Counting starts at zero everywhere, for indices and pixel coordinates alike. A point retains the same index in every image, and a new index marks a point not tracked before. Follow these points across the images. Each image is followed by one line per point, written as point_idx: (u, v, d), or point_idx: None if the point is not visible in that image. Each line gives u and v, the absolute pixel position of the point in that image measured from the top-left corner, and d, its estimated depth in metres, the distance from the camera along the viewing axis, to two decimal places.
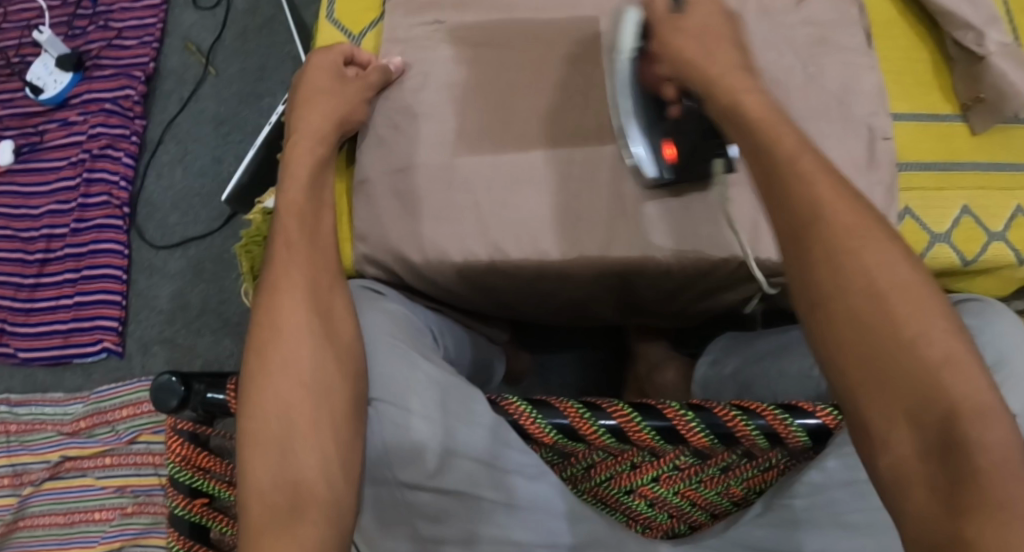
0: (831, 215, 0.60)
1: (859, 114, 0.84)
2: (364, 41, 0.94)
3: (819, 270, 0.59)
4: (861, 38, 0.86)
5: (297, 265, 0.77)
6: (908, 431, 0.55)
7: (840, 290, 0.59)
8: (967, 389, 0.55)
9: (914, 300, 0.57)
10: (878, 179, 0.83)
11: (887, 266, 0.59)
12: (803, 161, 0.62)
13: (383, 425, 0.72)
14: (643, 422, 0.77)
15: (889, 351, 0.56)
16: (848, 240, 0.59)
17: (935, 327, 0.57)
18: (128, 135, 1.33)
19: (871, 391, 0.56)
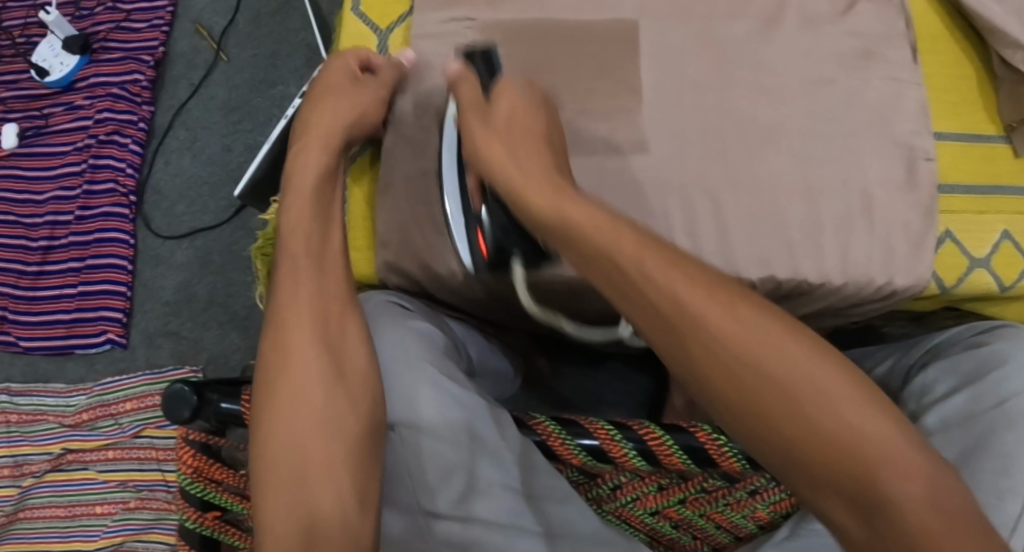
0: (704, 315, 0.58)
1: (901, 131, 0.81)
2: (393, 38, 0.89)
3: (707, 369, 0.58)
4: (907, 52, 0.83)
5: (304, 290, 0.72)
6: (841, 505, 0.55)
7: (730, 382, 0.57)
8: (884, 454, 0.55)
9: (810, 375, 0.57)
10: (917, 201, 0.80)
11: (777, 355, 0.57)
12: (650, 267, 0.60)
13: (405, 450, 0.70)
14: (673, 444, 0.75)
15: (803, 433, 0.56)
16: (726, 338, 0.58)
17: (839, 400, 0.56)
18: (136, 121, 1.29)
19: (798, 471, 0.56)
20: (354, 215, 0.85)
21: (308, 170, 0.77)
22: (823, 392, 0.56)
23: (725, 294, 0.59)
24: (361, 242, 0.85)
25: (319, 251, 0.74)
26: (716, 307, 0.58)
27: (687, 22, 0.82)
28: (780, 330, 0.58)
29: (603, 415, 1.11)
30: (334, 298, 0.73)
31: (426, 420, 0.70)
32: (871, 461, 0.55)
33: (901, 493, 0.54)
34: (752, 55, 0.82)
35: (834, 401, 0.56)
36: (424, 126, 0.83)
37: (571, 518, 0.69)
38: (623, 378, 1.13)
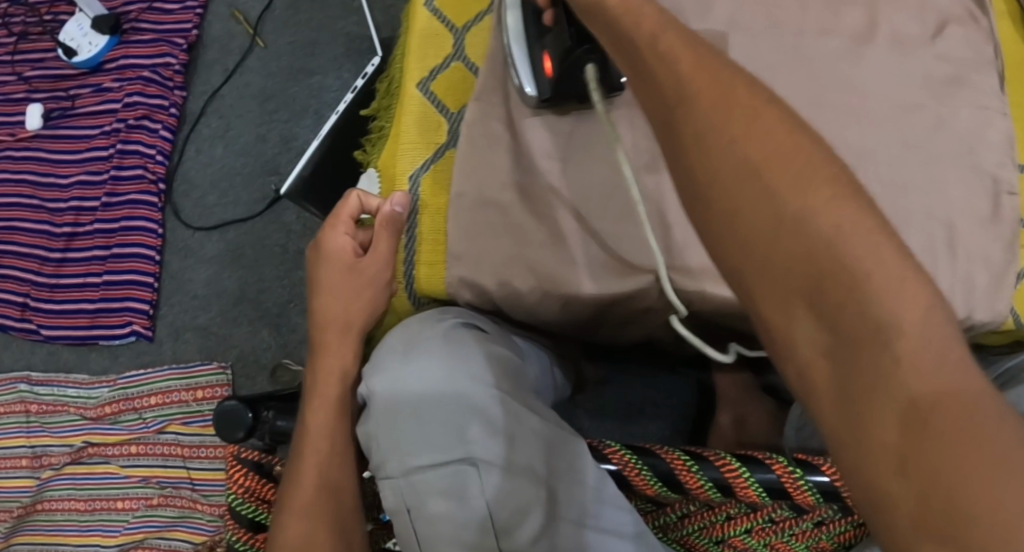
0: (697, 90, 0.54)
1: (987, 163, 0.79)
2: (468, 38, 0.87)
3: (687, 151, 0.54)
4: (994, 79, 0.81)
5: (312, 493, 0.68)
6: (807, 317, 0.49)
7: (707, 162, 0.53)
8: (865, 262, 0.48)
9: (796, 162, 0.51)
10: (1000, 234, 0.78)
11: (762, 137, 0.52)
12: (663, 43, 0.57)
13: (458, 480, 0.66)
14: (750, 478, 0.73)
15: (770, 224, 0.50)
16: (712, 114, 0.53)
17: (819, 196, 0.50)
18: (167, 106, 1.25)
19: (760, 275, 0.50)
20: (430, 231, 0.81)
21: (331, 377, 0.75)
22: (807, 187, 0.50)
23: (734, 81, 0.54)
24: (437, 256, 0.81)
25: (340, 456, 0.71)
26: (714, 86, 0.54)
27: (780, 35, 0.81)
28: (771, 114, 0.53)
29: (647, 425, 1.11)
30: (338, 487, 0.70)
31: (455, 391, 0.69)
32: (847, 268, 0.48)
33: (881, 304, 0.47)
34: (841, 74, 0.80)
35: (817, 194, 0.50)
36: (499, 123, 0.81)
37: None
38: (668, 391, 1.12)
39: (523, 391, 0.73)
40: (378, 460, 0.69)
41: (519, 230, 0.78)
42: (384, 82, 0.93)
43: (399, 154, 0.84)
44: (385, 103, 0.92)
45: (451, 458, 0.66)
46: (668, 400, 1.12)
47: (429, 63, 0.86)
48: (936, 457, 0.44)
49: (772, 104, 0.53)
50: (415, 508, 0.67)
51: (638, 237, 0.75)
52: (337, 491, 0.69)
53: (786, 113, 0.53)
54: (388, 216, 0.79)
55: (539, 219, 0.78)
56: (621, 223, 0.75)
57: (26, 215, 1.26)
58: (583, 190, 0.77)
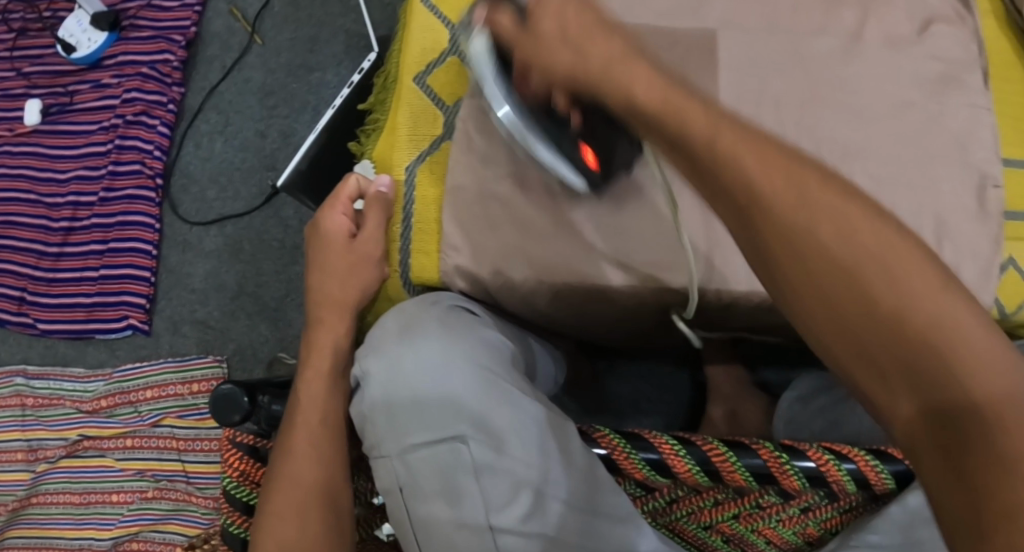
0: (772, 194, 0.55)
1: (976, 158, 0.80)
2: (464, 33, 0.87)
3: (771, 253, 0.55)
4: (982, 77, 0.82)
5: (305, 462, 0.70)
6: (906, 395, 0.51)
7: (795, 265, 0.54)
8: (961, 346, 0.51)
9: (887, 261, 0.53)
10: (987, 230, 0.79)
11: (850, 236, 0.54)
12: (722, 144, 0.56)
13: (450, 457, 0.68)
14: (737, 462, 0.76)
15: (868, 318, 0.52)
16: (799, 219, 0.54)
17: (914, 289, 0.52)
18: (165, 102, 1.26)
19: (848, 336, 0.53)
20: (423, 221, 0.82)
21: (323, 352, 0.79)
22: (898, 280, 0.52)
23: (806, 176, 0.55)
24: (431, 245, 0.82)
25: (333, 430, 0.73)
26: (790, 192, 0.55)
27: (771, 33, 0.83)
28: (817, 180, 0.56)
29: (641, 419, 1.12)
30: (330, 461, 0.72)
31: (451, 372, 0.71)
32: (945, 351, 0.51)
33: (974, 381, 0.50)
34: (833, 74, 0.81)
35: (908, 285, 0.52)
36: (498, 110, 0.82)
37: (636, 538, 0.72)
38: (663, 387, 1.13)
39: (519, 376, 0.75)
40: (373, 440, 0.72)
41: (520, 221, 0.79)
42: (380, 77, 0.94)
43: (395, 147, 0.85)
44: (380, 97, 0.93)
45: (445, 435, 0.68)
46: (661, 396, 1.13)
47: (425, 57, 0.87)
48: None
49: (856, 202, 0.55)
50: (407, 486, 0.69)
51: (647, 238, 0.78)
52: (329, 463, 0.72)
53: (873, 211, 0.55)
54: (376, 197, 0.83)
55: (539, 210, 0.79)
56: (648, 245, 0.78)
57: (24, 210, 1.26)
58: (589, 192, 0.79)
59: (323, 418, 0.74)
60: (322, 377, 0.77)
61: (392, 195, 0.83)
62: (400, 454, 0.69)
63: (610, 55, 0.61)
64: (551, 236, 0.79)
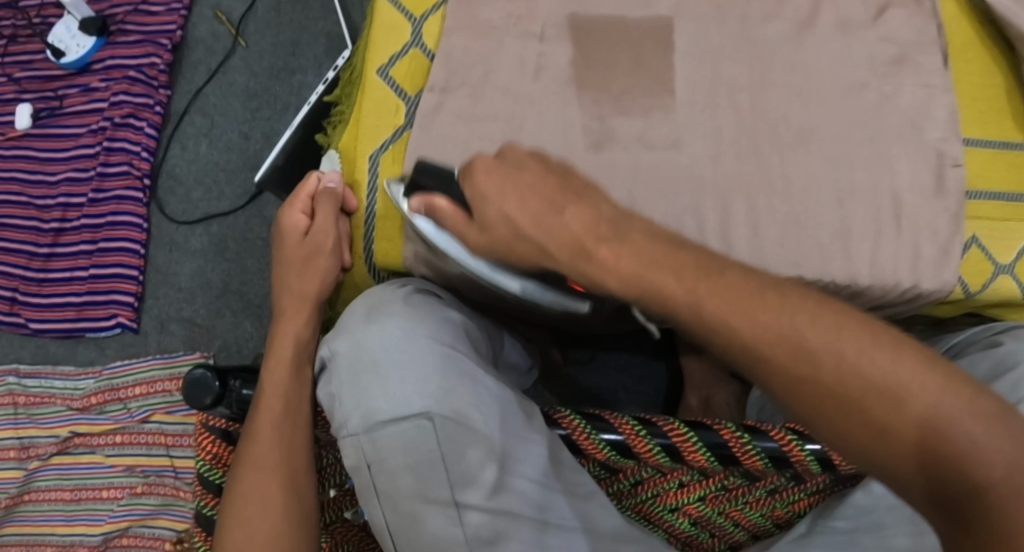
0: (770, 349, 0.60)
1: (931, 138, 0.81)
2: (427, 27, 0.88)
3: (777, 384, 0.61)
4: (940, 58, 0.83)
5: (269, 448, 0.74)
6: (921, 487, 0.57)
7: (805, 402, 0.60)
8: (965, 442, 0.56)
9: (889, 383, 0.58)
10: (945, 208, 0.80)
11: (840, 356, 0.59)
12: (709, 308, 0.62)
13: (417, 436, 0.69)
14: (698, 442, 0.77)
15: (882, 435, 0.58)
16: (799, 364, 0.60)
17: (920, 400, 0.57)
18: (152, 105, 1.29)
19: (849, 436, 0.59)
20: (386, 208, 0.84)
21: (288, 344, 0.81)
22: (902, 395, 0.58)
23: (796, 310, 0.61)
24: (393, 231, 0.84)
25: (293, 415, 0.76)
26: (785, 341, 0.60)
27: (728, 23, 0.84)
28: (794, 301, 0.61)
29: (622, 409, 1.17)
30: (294, 444, 0.75)
31: (415, 353, 0.71)
32: (954, 452, 0.56)
33: (978, 474, 0.55)
34: (789, 61, 0.83)
35: (911, 394, 0.57)
36: (460, 97, 0.83)
37: (597, 515, 0.73)
38: (641, 377, 1.18)
39: (479, 355, 0.76)
40: (340, 419, 0.71)
41: None
42: (347, 71, 0.96)
43: (359, 137, 0.86)
44: (347, 91, 0.95)
45: (409, 413, 0.69)
46: (638, 384, 1.17)
47: (389, 50, 0.88)
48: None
49: (854, 326, 0.60)
50: (375, 464, 0.70)
51: None
52: (291, 447, 0.75)
53: (871, 334, 0.59)
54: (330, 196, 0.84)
55: None
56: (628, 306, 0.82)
57: (14, 212, 1.29)
58: None
59: (285, 407, 0.76)
60: (287, 364, 0.79)
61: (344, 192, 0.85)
62: (365, 436, 0.70)
63: (581, 225, 0.67)
64: None
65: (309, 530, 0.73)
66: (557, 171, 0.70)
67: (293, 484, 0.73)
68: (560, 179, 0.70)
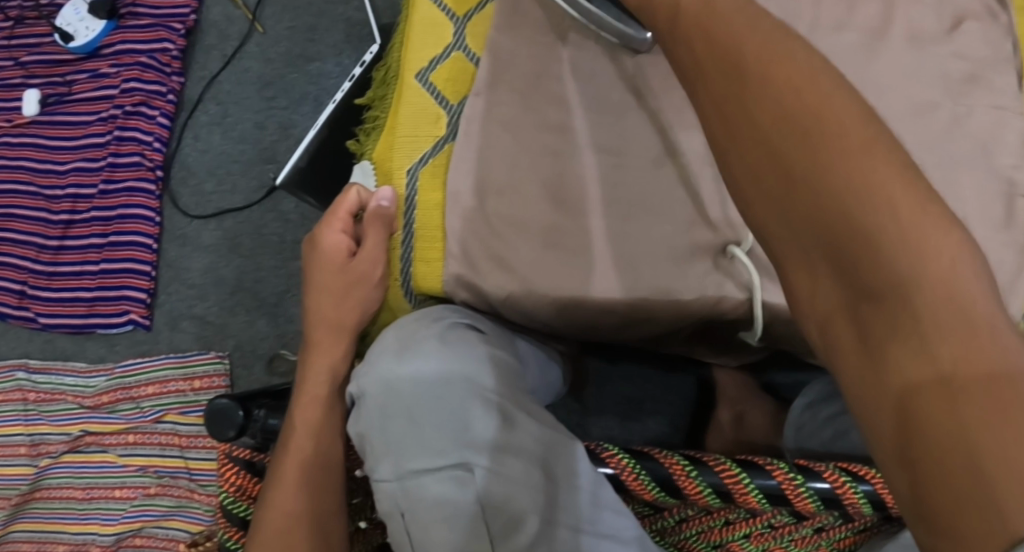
0: (709, 66, 0.60)
1: (1001, 165, 0.77)
2: (470, 28, 0.84)
3: (715, 121, 0.59)
4: (1011, 79, 0.79)
5: (296, 490, 0.70)
6: (827, 271, 0.54)
7: (733, 135, 0.58)
8: (882, 220, 0.52)
9: (812, 128, 0.55)
10: (1013, 240, 0.76)
11: (776, 92, 0.56)
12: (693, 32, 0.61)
13: (448, 485, 0.64)
14: (750, 483, 0.72)
15: (792, 195, 0.55)
16: (733, 85, 0.58)
17: (839, 161, 0.53)
18: (164, 92, 1.24)
19: (764, 194, 0.57)
20: (426, 227, 0.79)
21: (321, 381, 0.78)
22: (822, 140, 0.54)
23: (761, 38, 0.58)
24: (434, 253, 0.79)
25: (321, 457, 0.73)
26: (733, 66, 0.58)
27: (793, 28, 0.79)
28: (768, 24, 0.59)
29: (647, 420, 1.14)
30: (322, 484, 0.72)
31: (445, 385, 0.67)
32: (868, 236, 0.52)
33: (899, 268, 0.51)
34: (858, 71, 0.77)
35: (832, 152, 0.54)
36: (504, 111, 0.79)
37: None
38: (667, 387, 1.15)
39: (521, 394, 0.71)
40: (371, 462, 0.67)
41: (535, 222, 0.77)
42: (379, 71, 0.92)
43: (396, 147, 0.81)
44: (380, 93, 0.90)
45: (444, 463, 0.64)
46: (666, 395, 1.15)
47: (428, 53, 0.84)
48: (956, 415, 0.47)
49: (804, 59, 0.57)
50: (408, 512, 0.65)
51: (664, 243, 0.77)
52: (319, 487, 0.71)
53: (817, 78, 0.56)
54: (376, 212, 0.79)
55: (548, 205, 0.78)
56: (684, 109, 0.79)
57: (23, 202, 1.25)
58: (604, 159, 0.79)
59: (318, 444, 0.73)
60: (320, 400, 0.77)
61: (393, 209, 0.80)
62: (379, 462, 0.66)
63: None
64: (556, 239, 0.77)
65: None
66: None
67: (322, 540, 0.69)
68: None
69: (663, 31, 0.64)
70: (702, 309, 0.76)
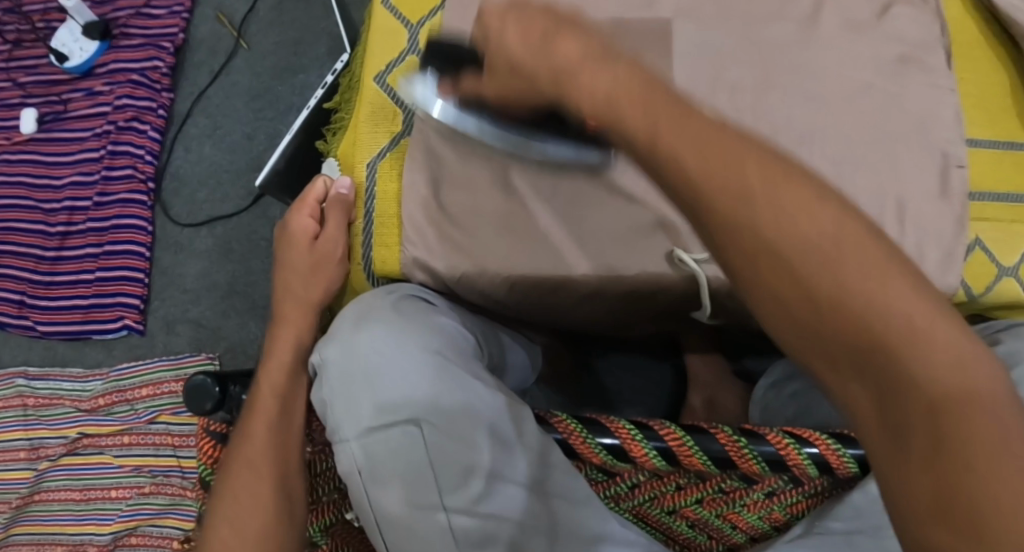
0: (706, 185, 0.54)
1: (937, 140, 0.80)
2: (423, 34, 0.88)
3: (718, 238, 0.54)
4: (943, 57, 0.82)
5: (263, 447, 0.75)
6: (857, 380, 0.51)
7: (742, 251, 0.53)
8: (904, 323, 0.50)
9: (826, 243, 0.52)
10: (948, 211, 0.79)
11: (779, 207, 0.53)
12: (663, 139, 0.55)
13: (404, 442, 0.68)
14: (695, 446, 0.75)
15: (813, 307, 0.52)
16: (735, 204, 0.53)
17: (854, 272, 0.51)
18: (155, 108, 1.30)
19: (781, 307, 0.53)
20: (384, 215, 0.84)
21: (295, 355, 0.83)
22: (837, 259, 0.52)
23: (742, 159, 0.54)
24: (392, 239, 0.83)
25: (286, 428, 0.77)
26: (728, 186, 0.53)
27: (728, 22, 0.83)
28: (731, 134, 0.55)
29: (625, 409, 1.15)
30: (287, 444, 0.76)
31: (409, 378, 0.70)
32: (897, 344, 0.50)
33: (925, 369, 0.50)
34: (789, 58, 0.82)
35: (851, 269, 0.51)
36: None
37: (590, 520, 0.71)
38: (646, 377, 1.17)
39: (473, 363, 0.75)
40: (333, 426, 0.71)
41: (502, 221, 0.81)
42: (346, 77, 0.97)
43: (358, 144, 0.86)
44: (346, 96, 0.95)
45: (397, 419, 0.69)
46: (644, 385, 1.17)
47: (386, 58, 0.88)
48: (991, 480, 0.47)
49: (795, 180, 0.54)
50: (365, 470, 0.69)
51: (615, 242, 0.80)
52: (284, 447, 0.76)
53: (812, 194, 0.53)
54: (335, 199, 0.86)
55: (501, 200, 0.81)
56: None
57: (22, 216, 1.30)
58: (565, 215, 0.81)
59: (285, 408, 0.77)
60: (290, 372, 0.81)
61: (352, 197, 0.86)
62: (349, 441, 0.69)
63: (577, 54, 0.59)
64: (516, 241, 0.81)
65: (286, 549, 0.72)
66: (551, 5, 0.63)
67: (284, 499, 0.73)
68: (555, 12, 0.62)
69: (642, 155, 0.56)
70: (646, 281, 0.80)
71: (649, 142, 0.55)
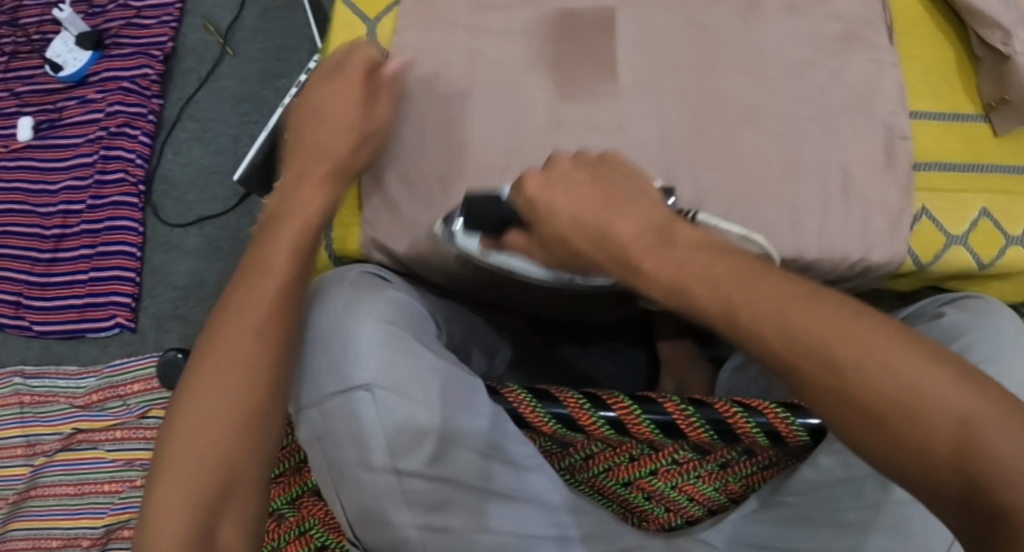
0: (785, 351, 0.57)
1: (880, 113, 0.84)
2: (380, 26, 0.91)
3: (809, 394, 0.58)
4: (885, 34, 0.86)
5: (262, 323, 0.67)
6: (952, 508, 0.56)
7: (834, 405, 0.57)
8: (993, 457, 0.55)
9: (913, 394, 0.56)
10: (895, 180, 0.83)
11: (861, 359, 0.56)
12: (742, 314, 0.58)
13: (365, 410, 0.71)
14: (642, 415, 0.77)
15: (905, 449, 0.56)
16: (819, 365, 0.57)
17: (942, 415, 0.55)
18: (145, 113, 1.35)
19: (875, 451, 0.57)
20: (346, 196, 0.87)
21: None
22: (925, 406, 0.56)
23: (805, 307, 0.58)
24: (352, 219, 0.87)
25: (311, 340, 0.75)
26: (808, 349, 0.57)
27: (675, 8, 0.86)
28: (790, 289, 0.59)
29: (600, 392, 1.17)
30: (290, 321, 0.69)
31: (377, 365, 0.72)
32: (986, 476, 0.55)
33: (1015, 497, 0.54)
34: (733, 40, 0.85)
35: (937, 413, 0.55)
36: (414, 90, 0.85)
37: (533, 483, 0.75)
38: (621, 362, 1.19)
39: (426, 334, 0.78)
40: (295, 398, 0.74)
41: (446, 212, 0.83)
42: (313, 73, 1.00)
43: None
44: None
45: (349, 386, 0.71)
46: (620, 371, 1.19)
47: None
48: None
49: (869, 329, 0.57)
50: (325, 436, 0.72)
51: None
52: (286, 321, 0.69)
53: (891, 347, 0.57)
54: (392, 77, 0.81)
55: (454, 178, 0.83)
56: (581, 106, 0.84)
57: (18, 220, 1.34)
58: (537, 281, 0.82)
59: None
60: None
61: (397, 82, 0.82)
62: (354, 471, 0.71)
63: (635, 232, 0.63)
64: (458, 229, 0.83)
65: (255, 464, 0.67)
66: (610, 180, 0.67)
67: (244, 430, 0.66)
68: (609, 186, 0.66)
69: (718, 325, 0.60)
70: None
71: (723, 308, 0.59)
